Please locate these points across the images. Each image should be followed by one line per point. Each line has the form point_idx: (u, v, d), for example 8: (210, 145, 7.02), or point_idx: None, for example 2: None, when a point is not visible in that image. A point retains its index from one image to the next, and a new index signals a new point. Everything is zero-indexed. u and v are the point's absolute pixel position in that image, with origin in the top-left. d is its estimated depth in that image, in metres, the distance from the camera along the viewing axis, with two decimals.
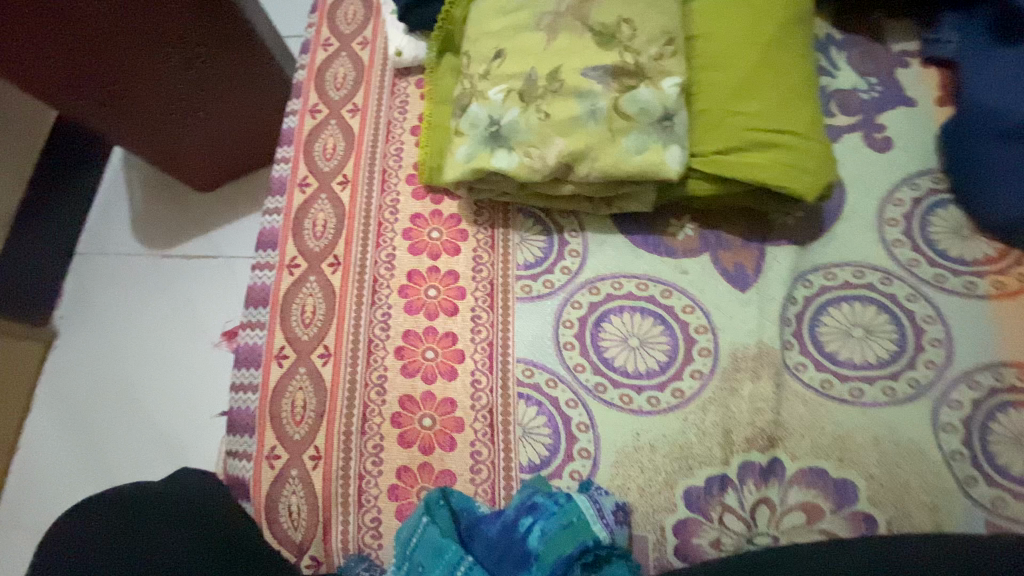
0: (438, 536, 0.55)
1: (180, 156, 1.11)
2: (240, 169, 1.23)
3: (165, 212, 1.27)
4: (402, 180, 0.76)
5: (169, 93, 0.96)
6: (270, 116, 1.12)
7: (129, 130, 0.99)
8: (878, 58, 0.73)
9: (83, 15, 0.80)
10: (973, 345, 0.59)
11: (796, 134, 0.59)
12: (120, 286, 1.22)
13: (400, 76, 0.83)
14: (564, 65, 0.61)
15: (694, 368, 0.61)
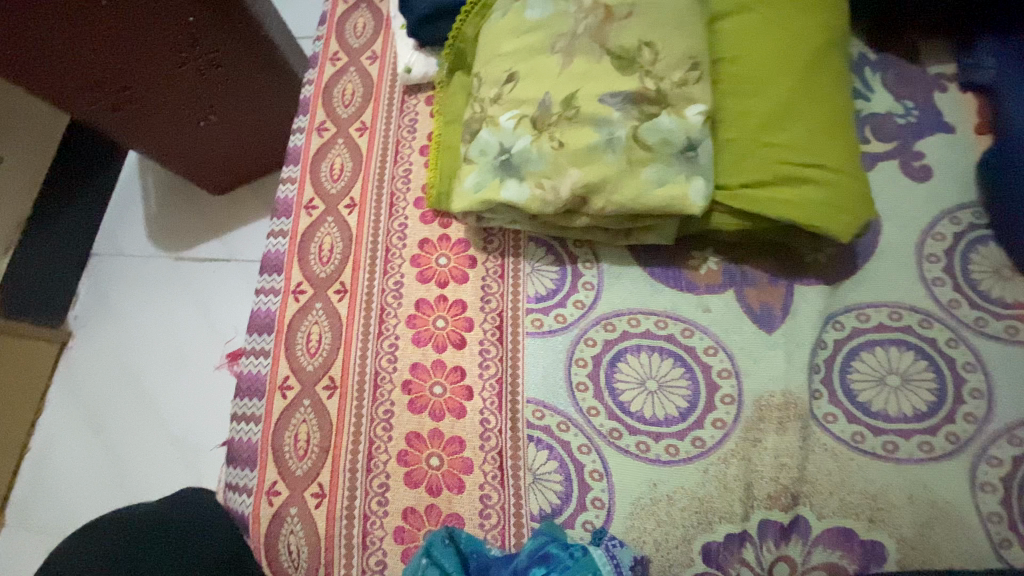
0: None
1: (188, 158, 1.08)
2: (248, 173, 1.21)
3: (179, 216, 1.26)
4: (410, 203, 0.73)
5: (181, 98, 0.94)
6: (281, 122, 1.10)
7: (138, 133, 0.97)
8: (918, 79, 0.68)
9: (95, 23, 0.76)
10: (1019, 398, 0.55)
11: (831, 168, 0.55)
12: (136, 288, 1.21)
13: (409, 94, 0.80)
14: (581, 90, 0.57)
15: (715, 414, 0.57)
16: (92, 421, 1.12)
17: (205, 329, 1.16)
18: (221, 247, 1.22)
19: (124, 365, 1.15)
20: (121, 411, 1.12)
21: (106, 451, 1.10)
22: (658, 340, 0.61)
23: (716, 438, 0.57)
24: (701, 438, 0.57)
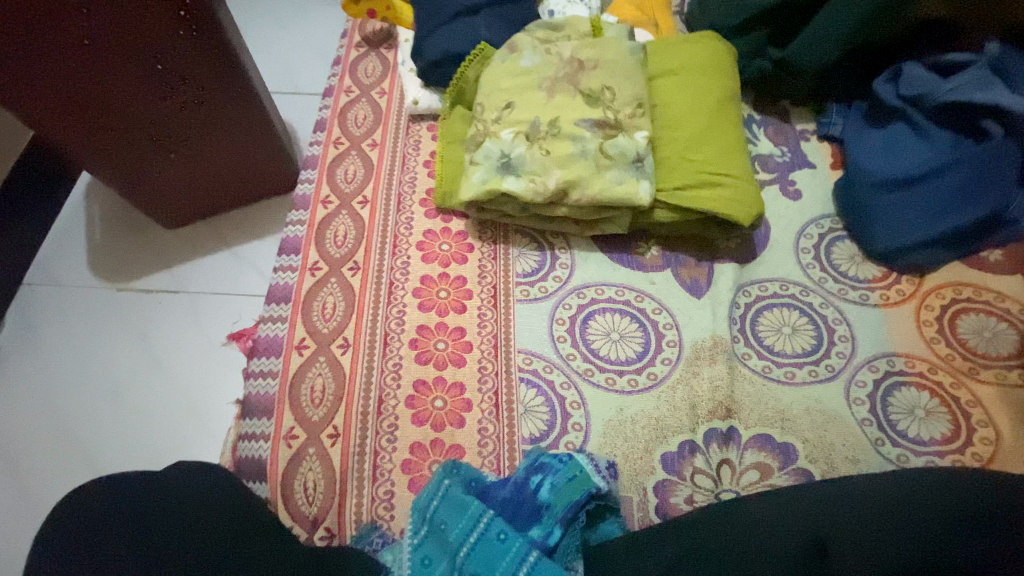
0: (461, 494, 0.62)
1: (154, 187, 1.12)
2: (214, 205, 1.25)
3: (127, 246, 1.28)
4: (415, 202, 0.89)
5: (155, 133, 1.00)
6: (255, 161, 1.16)
7: (108, 159, 1.01)
8: (786, 133, 0.97)
9: (92, 57, 0.83)
10: (871, 339, 0.77)
11: (734, 177, 0.78)
12: (72, 311, 1.21)
13: (414, 120, 0.97)
14: (562, 116, 0.78)
15: (664, 355, 0.74)
16: (41, 454, 1.06)
17: (181, 328, 1.18)
18: (172, 279, 1.24)
19: (75, 391, 1.12)
20: (76, 435, 1.08)
21: (65, 473, 1.05)
22: (620, 304, 0.79)
23: (665, 374, 0.73)
24: (654, 374, 0.73)
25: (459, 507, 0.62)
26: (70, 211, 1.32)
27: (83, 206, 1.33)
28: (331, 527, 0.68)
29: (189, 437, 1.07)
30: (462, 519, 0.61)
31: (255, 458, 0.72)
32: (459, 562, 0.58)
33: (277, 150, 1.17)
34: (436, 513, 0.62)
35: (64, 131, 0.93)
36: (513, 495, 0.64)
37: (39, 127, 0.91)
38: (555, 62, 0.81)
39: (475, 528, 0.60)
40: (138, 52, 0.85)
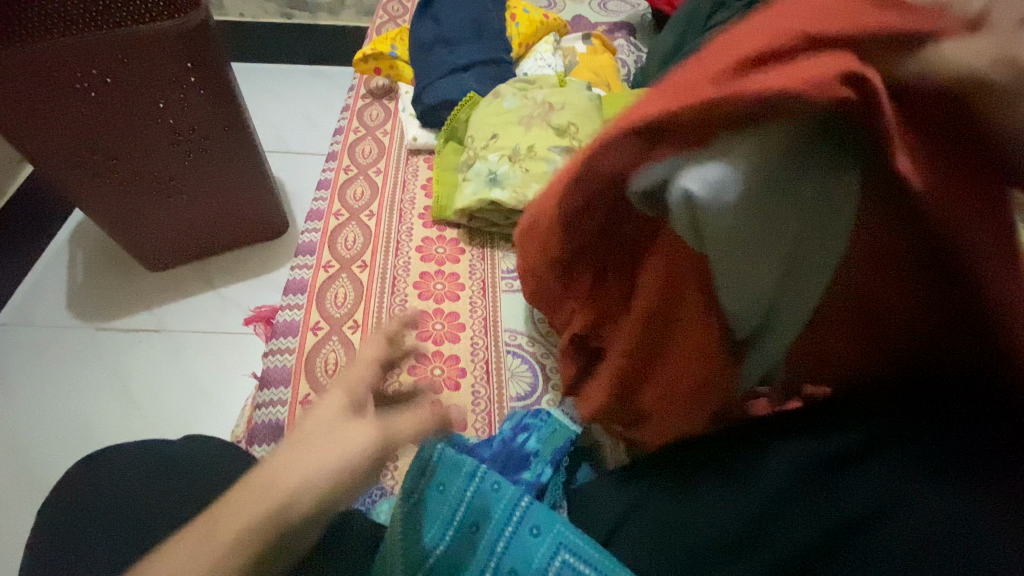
0: (455, 452, 0.64)
1: (149, 229, 1.25)
2: (203, 249, 1.37)
3: (110, 289, 1.37)
4: (414, 215, 1.05)
5: (156, 172, 1.14)
6: (245, 204, 1.30)
7: (111, 201, 1.15)
8: None
9: (110, 108, 1.00)
10: None
11: None
12: (68, 331, 1.32)
13: (413, 154, 1.16)
14: (537, 143, 0.98)
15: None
16: (29, 479, 1.13)
17: (167, 350, 1.28)
18: (152, 318, 1.33)
19: (61, 419, 1.19)
20: (66, 456, 1.15)
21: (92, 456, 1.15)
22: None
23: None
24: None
25: (454, 464, 0.63)
26: (46, 263, 1.41)
27: (65, 257, 1.42)
28: None
29: (207, 407, 1.21)
30: (459, 475, 0.62)
31: (273, 420, 0.81)
32: (457, 518, 0.60)
33: (266, 197, 1.32)
34: (431, 476, 0.63)
35: (76, 173, 1.07)
36: (506, 450, 0.73)
37: (54, 171, 1.05)
38: (532, 105, 1.03)
39: (472, 483, 0.61)
40: (150, 103, 1.03)
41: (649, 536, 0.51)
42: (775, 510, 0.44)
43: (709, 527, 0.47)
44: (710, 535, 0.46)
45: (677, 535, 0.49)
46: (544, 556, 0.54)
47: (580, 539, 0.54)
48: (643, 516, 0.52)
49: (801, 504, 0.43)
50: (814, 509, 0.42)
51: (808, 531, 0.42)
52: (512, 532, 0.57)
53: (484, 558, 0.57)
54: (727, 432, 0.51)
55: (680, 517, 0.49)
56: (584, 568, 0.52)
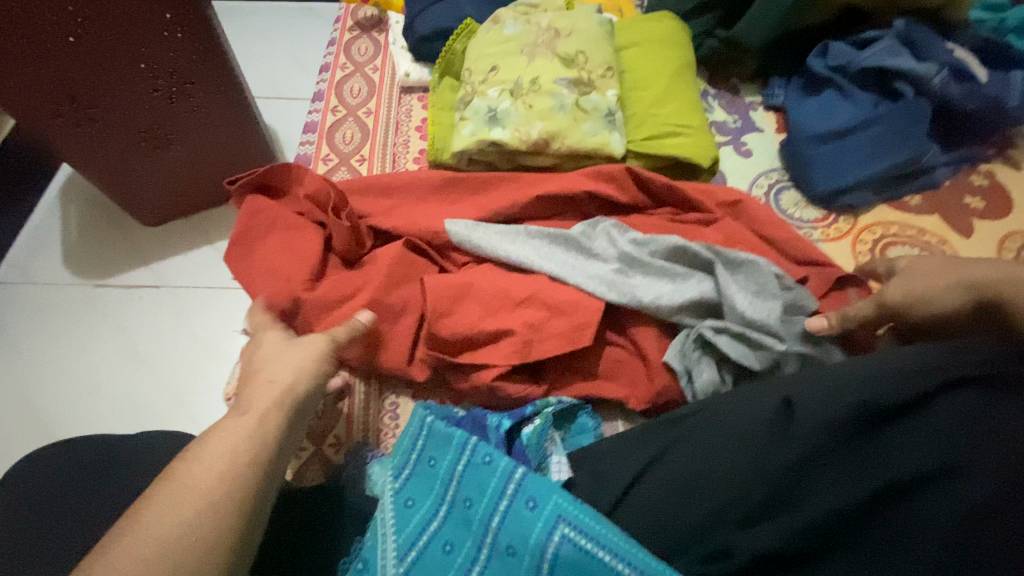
0: (444, 428, 0.66)
1: (134, 182, 1.15)
2: (195, 202, 1.28)
3: (104, 249, 1.29)
4: (409, 159, 0.97)
5: (138, 120, 1.03)
6: (237, 160, 1.20)
7: (93, 150, 1.05)
8: (738, 105, 1.09)
9: (84, 49, 0.89)
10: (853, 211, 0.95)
11: (693, 127, 0.90)
12: (60, 293, 1.25)
13: (406, 92, 1.06)
14: (542, 75, 0.88)
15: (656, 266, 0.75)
16: (33, 437, 1.10)
17: (167, 311, 1.22)
18: (151, 275, 1.26)
19: (67, 378, 1.15)
20: (71, 414, 1.12)
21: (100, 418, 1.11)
22: (611, 231, 0.79)
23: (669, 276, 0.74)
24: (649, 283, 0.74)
25: (444, 440, 0.66)
26: (38, 222, 1.33)
27: (56, 214, 1.34)
28: (340, 435, 0.74)
29: (213, 368, 1.15)
30: (449, 449, 0.65)
31: None
32: (450, 494, 0.63)
33: (260, 152, 1.22)
34: (423, 449, 0.67)
35: (53, 120, 0.96)
36: (466, 419, 0.71)
37: (27, 118, 0.95)
38: (534, 31, 0.92)
39: (461, 458, 0.64)
40: (130, 44, 0.91)
41: (675, 502, 0.52)
42: (806, 476, 0.48)
43: (741, 489, 0.49)
44: (743, 510, 0.48)
45: (707, 508, 0.49)
46: (541, 529, 0.54)
47: (569, 509, 0.54)
48: (655, 483, 0.54)
49: (841, 466, 0.48)
50: (861, 486, 0.45)
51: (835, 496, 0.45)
52: (507, 506, 0.58)
53: (480, 535, 0.58)
54: (757, 397, 0.55)
55: (715, 484, 0.50)
56: (585, 541, 0.52)
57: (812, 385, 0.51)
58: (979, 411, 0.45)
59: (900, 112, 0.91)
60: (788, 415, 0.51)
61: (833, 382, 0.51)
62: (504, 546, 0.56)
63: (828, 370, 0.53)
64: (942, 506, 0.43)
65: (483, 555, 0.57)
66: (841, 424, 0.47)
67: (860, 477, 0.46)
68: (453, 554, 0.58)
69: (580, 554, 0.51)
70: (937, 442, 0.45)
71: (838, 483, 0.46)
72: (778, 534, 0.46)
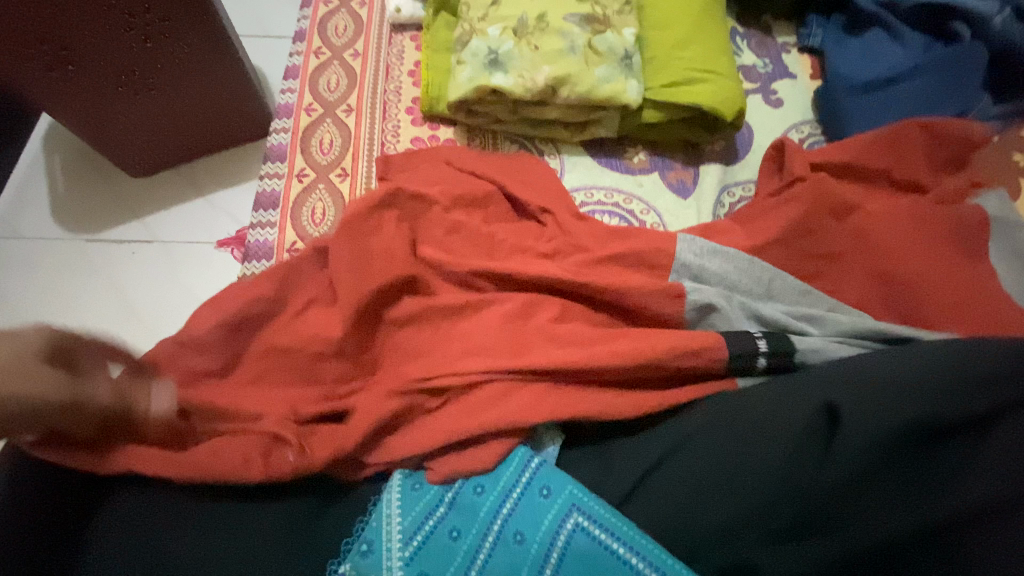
0: None
1: (121, 132, 1.02)
2: (191, 151, 1.14)
3: (93, 202, 1.14)
4: (400, 109, 0.87)
5: (113, 61, 0.89)
6: (229, 100, 1.06)
7: (74, 100, 0.93)
8: (769, 46, 0.97)
9: None
10: None
11: (717, 73, 0.80)
12: (47, 257, 1.09)
13: (396, 31, 0.94)
14: (550, 12, 0.77)
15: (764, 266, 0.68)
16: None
17: (160, 272, 1.08)
18: (142, 229, 1.11)
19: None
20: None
21: None
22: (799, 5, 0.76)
23: None
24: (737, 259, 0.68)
25: None
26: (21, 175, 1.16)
27: (38, 161, 1.17)
28: None
29: None
30: None
31: None
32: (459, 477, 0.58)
33: (256, 90, 1.07)
34: None
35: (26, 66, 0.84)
36: None
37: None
38: None
39: None
40: None
41: (697, 502, 0.50)
42: (850, 497, 0.47)
43: (782, 503, 0.48)
44: (776, 523, 0.47)
45: (736, 508, 0.49)
46: (555, 518, 0.53)
47: (590, 503, 0.52)
48: (669, 476, 0.53)
49: (890, 489, 0.47)
50: (911, 511, 0.46)
51: (882, 529, 0.45)
52: (519, 495, 0.55)
53: (486, 522, 0.55)
54: (792, 397, 0.53)
55: (747, 490, 0.49)
56: (600, 533, 0.51)
57: (858, 394, 0.50)
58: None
59: (949, 59, 0.82)
60: (828, 422, 0.50)
61: (883, 389, 0.50)
62: (511, 534, 0.54)
63: (871, 368, 0.52)
64: (985, 535, 0.45)
65: (488, 543, 0.54)
66: (891, 442, 0.47)
67: (906, 499, 0.46)
68: (458, 541, 0.54)
69: (593, 544, 0.51)
70: (983, 469, 0.46)
71: (883, 502, 0.47)
72: (810, 558, 0.45)
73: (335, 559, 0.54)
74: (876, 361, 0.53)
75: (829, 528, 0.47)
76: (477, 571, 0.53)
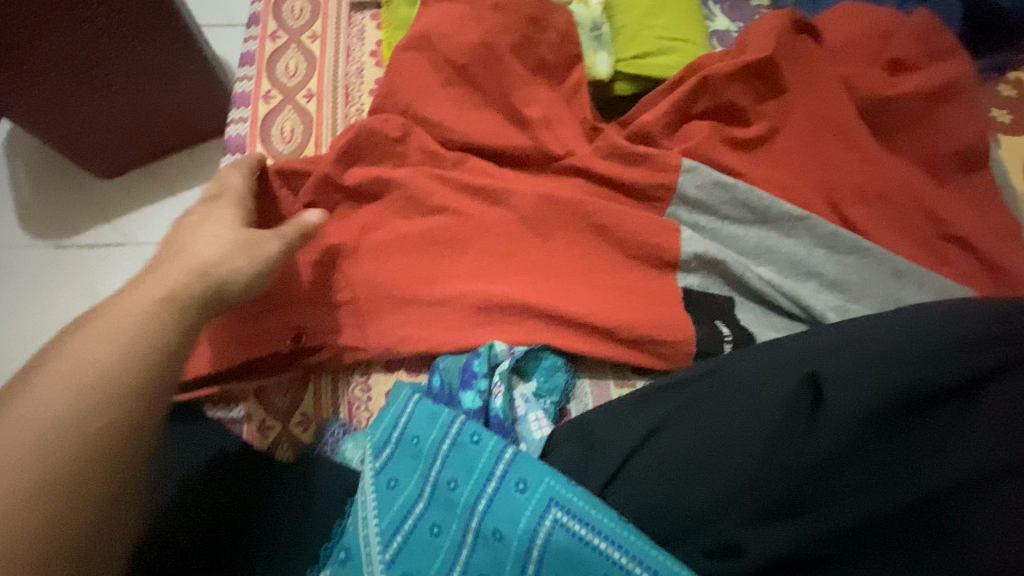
0: (432, 405, 0.60)
1: (80, 132, 0.97)
2: (159, 149, 1.09)
3: (56, 203, 1.09)
4: (364, 93, 0.83)
5: (63, 55, 0.84)
6: (192, 93, 1.00)
7: (28, 101, 0.87)
8: (743, 9, 0.93)
9: None
10: None
11: (689, 41, 0.78)
12: (9, 259, 1.05)
13: (355, 10, 0.90)
14: None
15: (762, 194, 0.69)
16: None
17: (129, 271, 1.04)
18: (112, 233, 1.07)
19: (29, 344, 0.99)
20: None
21: None
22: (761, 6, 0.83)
23: None
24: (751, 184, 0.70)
25: (431, 417, 0.59)
26: None
27: None
28: (307, 412, 0.67)
29: None
30: (435, 427, 0.59)
31: None
32: (433, 473, 0.57)
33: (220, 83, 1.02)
34: (406, 428, 0.60)
35: None
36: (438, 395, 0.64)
37: None
38: None
39: (447, 436, 0.58)
40: None
41: (677, 483, 0.50)
42: (832, 471, 0.47)
43: (759, 479, 0.47)
44: (760, 502, 0.47)
45: (717, 489, 0.48)
46: (531, 512, 0.52)
47: (566, 494, 0.52)
48: (652, 458, 0.51)
49: (876, 460, 0.46)
50: (897, 484, 0.45)
51: (869, 503, 0.45)
52: (495, 490, 0.54)
53: (465, 518, 0.54)
54: (773, 370, 0.51)
55: (731, 467, 0.48)
56: (578, 527, 0.50)
57: (839, 366, 0.49)
58: (1012, 404, 0.47)
59: (935, 10, 0.82)
60: (810, 397, 0.49)
61: (865, 358, 0.49)
62: (491, 531, 0.53)
63: (851, 334, 0.51)
64: (973, 502, 0.44)
65: (469, 539, 0.53)
66: (872, 413, 0.47)
67: (894, 469, 0.46)
68: (440, 537, 0.54)
69: (574, 540, 0.50)
70: (969, 436, 0.46)
71: (872, 479, 0.46)
72: (793, 538, 0.45)
73: (315, 568, 0.54)
74: (861, 328, 0.51)
75: (814, 503, 0.46)
76: (461, 569, 0.52)
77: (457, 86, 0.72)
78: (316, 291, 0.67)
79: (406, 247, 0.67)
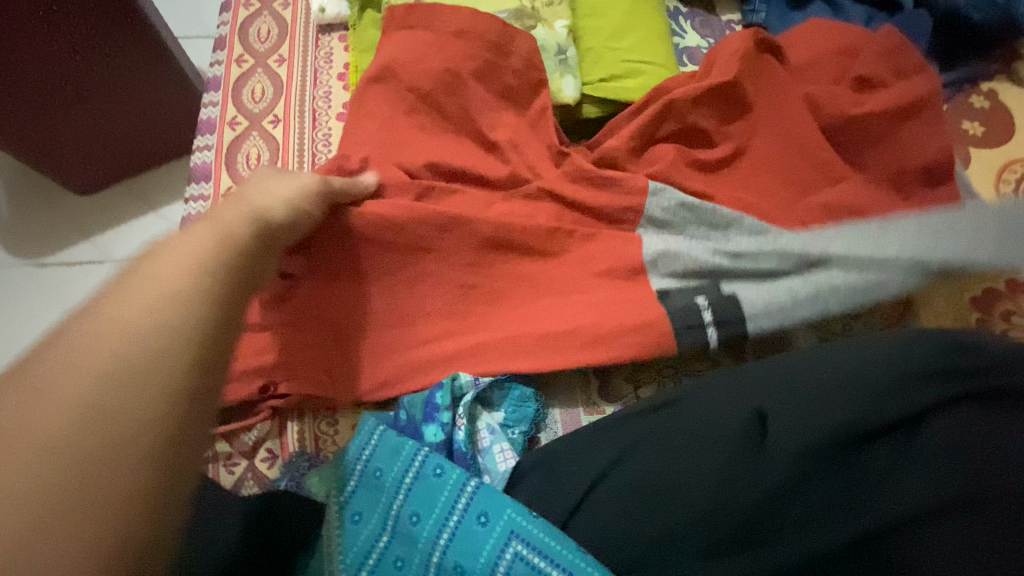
0: (395, 437, 0.60)
1: (51, 155, 0.95)
2: (132, 168, 1.07)
3: (25, 225, 1.08)
4: (331, 117, 0.82)
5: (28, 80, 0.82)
6: (162, 111, 0.99)
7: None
8: (713, 25, 0.93)
9: None
10: None
11: (656, 63, 0.78)
12: None
13: (323, 32, 0.89)
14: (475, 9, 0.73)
15: (722, 210, 0.69)
16: None
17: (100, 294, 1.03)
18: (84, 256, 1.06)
19: None
20: None
21: None
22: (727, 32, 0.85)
23: None
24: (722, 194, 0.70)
25: (393, 449, 0.59)
26: None
27: None
28: (273, 447, 0.67)
29: None
30: (398, 460, 0.58)
31: None
32: (395, 507, 0.56)
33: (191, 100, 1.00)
34: (369, 460, 0.59)
35: None
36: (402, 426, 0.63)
37: None
38: None
39: (410, 468, 0.58)
40: None
41: (633, 517, 0.49)
42: (782, 505, 0.47)
43: (710, 512, 0.47)
44: (714, 537, 0.47)
45: (673, 524, 0.48)
46: (491, 546, 0.51)
47: (524, 525, 0.51)
48: (610, 491, 0.51)
49: (825, 493, 0.47)
50: (841, 519, 0.46)
51: (819, 538, 0.45)
52: (457, 524, 0.54)
53: (427, 552, 0.53)
54: (725, 403, 0.51)
55: (685, 501, 0.48)
56: (538, 559, 0.50)
57: (788, 399, 0.50)
58: (960, 434, 0.47)
59: (901, 25, 0.82)
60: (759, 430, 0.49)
61: (812, 392, 0.49)
62: (451, 565, 0.52)
63: (800, 367, 0.51)
64: (924, 535, 0.44)
65: (430, 574, 0.53)
66: (818, 446, 0.47)
67: (842, 501, 0.46)
68: (403, 572, 0.53)
69: (533, 573, 0.50)
70: (912, 468, 0.46)
71: (818, 513, 0.46)
72: (741, 575, 0.45)
73: None
74: (808, 359, 0.52)
75: (767, 538, 0.46)
76: None
77: (423, 113, 0.71)
78: (288, 315, 0.66)
79: (371, 276, 0.67)
